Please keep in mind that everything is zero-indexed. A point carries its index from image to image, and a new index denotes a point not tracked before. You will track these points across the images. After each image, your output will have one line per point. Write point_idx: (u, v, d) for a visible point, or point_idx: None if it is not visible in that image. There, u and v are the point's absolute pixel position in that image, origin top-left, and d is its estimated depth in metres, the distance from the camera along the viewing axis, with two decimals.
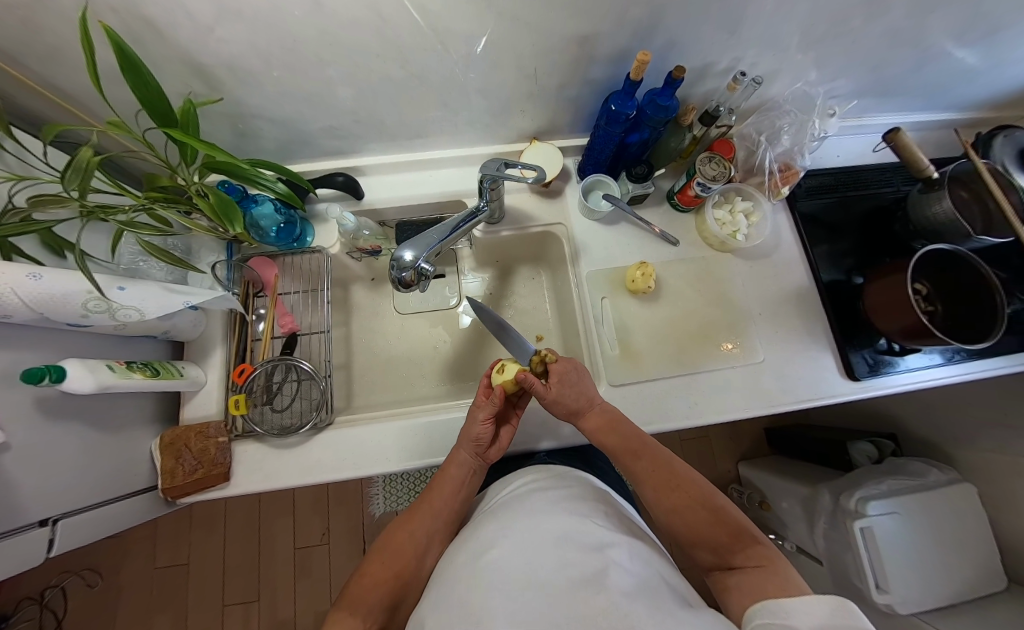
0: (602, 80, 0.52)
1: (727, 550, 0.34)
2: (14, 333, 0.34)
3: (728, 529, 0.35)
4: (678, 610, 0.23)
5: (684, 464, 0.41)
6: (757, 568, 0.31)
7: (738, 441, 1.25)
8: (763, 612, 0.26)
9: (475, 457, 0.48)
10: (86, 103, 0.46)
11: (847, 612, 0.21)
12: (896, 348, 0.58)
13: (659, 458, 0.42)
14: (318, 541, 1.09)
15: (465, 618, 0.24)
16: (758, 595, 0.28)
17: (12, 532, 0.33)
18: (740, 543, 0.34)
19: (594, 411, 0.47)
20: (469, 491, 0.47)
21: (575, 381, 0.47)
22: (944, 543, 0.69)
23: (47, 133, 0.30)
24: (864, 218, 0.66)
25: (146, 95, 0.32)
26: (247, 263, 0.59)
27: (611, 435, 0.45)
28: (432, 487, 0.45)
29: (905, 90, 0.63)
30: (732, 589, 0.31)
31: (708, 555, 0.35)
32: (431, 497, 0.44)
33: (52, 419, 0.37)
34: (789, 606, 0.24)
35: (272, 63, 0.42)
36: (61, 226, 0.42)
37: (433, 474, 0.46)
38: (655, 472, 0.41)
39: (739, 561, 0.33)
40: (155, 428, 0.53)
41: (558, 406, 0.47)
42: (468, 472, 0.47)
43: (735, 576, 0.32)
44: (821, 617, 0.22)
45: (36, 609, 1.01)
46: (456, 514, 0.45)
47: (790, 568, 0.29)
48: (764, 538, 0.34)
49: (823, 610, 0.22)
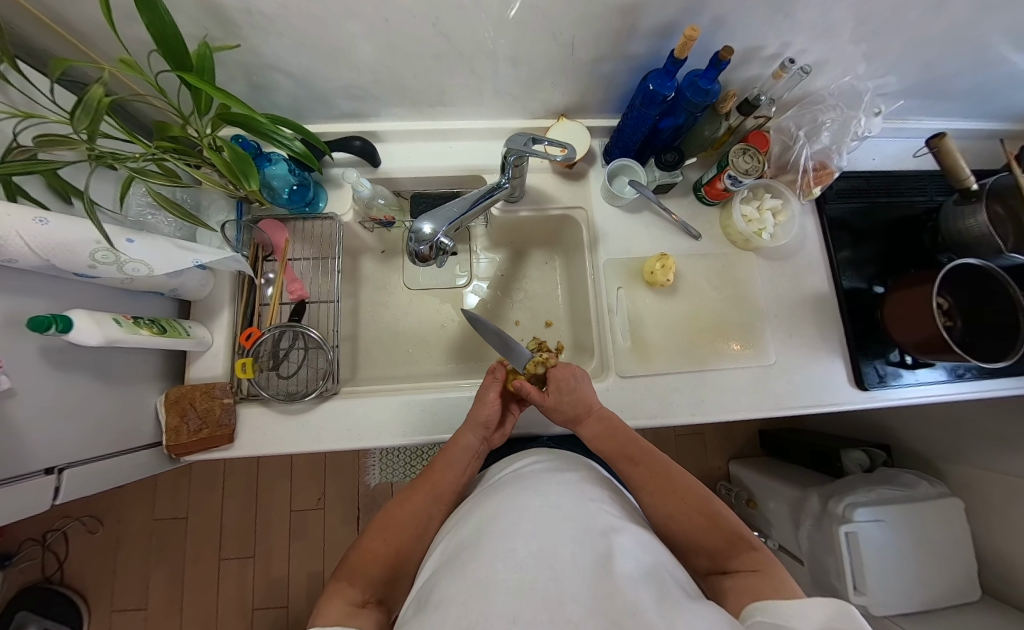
0: (641, 58, 0.49)
1: (723, 555, 0.34)
2: (21, 278, 0.33)
3: (726, 534, 0.35)
4: (684, 601, 0.22)
5: (681, 470, 0.42)
6: (753, 571, 0.30)
7: (732, 441, 1.27)
8: (761, 608, 0.25)
9: (480, 441, 0.50)
10: (93, 40, 0.43)
11: (847, 613, 0.21)
12: (907, 362, 0.58)
13: (657, 465, 0.42)
14: (313, 505, 1.12)
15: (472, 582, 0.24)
16: (753, 595, 0.28)
17: (19, 477, 0.33)
18: (737, 549, 0.33)
19: (594, 418, 0.48)
20: (469, 471, 0.48)
21: (572, 387, 0.49)
22: (925, 552, 0.71)
23: (55, 68, 0.28)
24: (893, 227, 0.64)
25: (161, 34, 0.29)
26: (257, 224, 0.57)
27: (610, 441, 0.46)
28: (433, 467, 0.46)
29: (956, 93, 0.59)
30: (727, 590, 0.30)
31: (704, 560, 0.35)
32: (432, 479, 0.44)
33: (58, 369, 0.37)
34: (789, 608, 0.23)
35: (294, 11, 0.39)
36: (69, 169, 0.40)
37: (433, 454, 0.47)
38: (651, 477, 0.41)
39: (735, 565, 0.32)
40: (160, 385, 0.53)
41: (555, 414, 0.49)
42: (471, 453, 0.48)
43: (730, 579, 0.31)
44: (820, 617, 0.21)
45: (39, 549, 1.05)
46: (455, 493, 0.45)
47: (786, 573, 0.29)
48: (763, 547, 0.34)
49: (826, 610, 0.21)
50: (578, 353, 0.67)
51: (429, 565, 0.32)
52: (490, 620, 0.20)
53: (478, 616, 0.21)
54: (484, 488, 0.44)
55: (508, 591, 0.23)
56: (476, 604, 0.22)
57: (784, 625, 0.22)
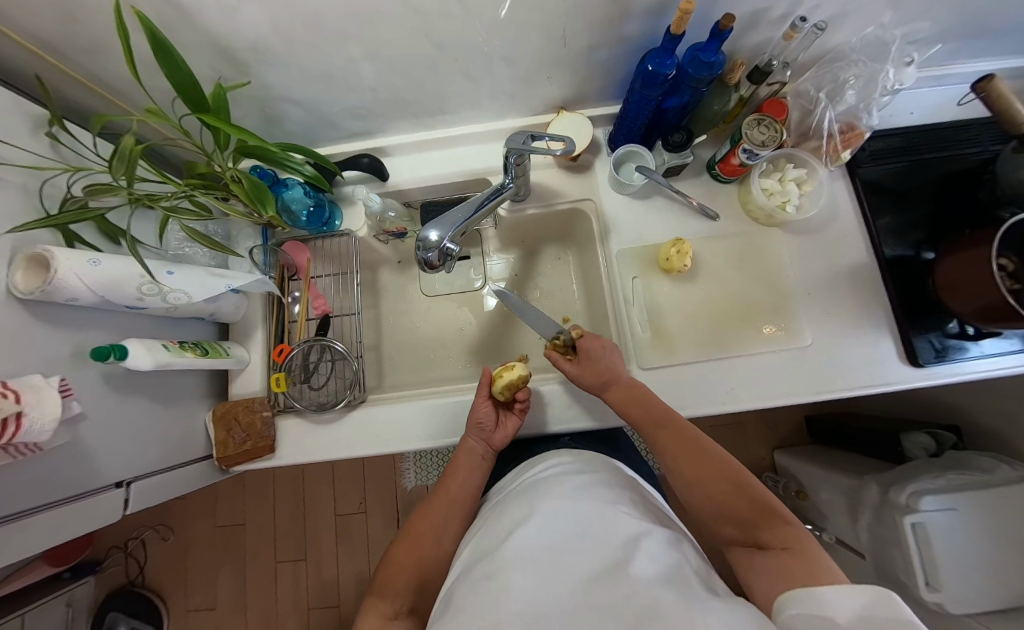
0: (637, 39, 0.48)
1: (755, 528, 0.32)
2: (82, 315, 0.37)
3: (756, 507, 0.33)
4: (707, 599, 0.21)
5: (709, 439, 0.40)
6: (784, 549, 0.28)
7: (774, 429, 1.20)
8: (792, 600, 0.24)
9: (482, 444, 0.50)
10: (126, 94, 0.48)
11: (887, 601, 0.18)
12: (970, 333, 0.52)
13: (683, 431, 0.41)
14: (355, 509, 1.17)
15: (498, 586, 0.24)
16: (785, 578, 0.26)
17: (90, 492, 0.37)
18: (768, 522, 0.32)
19: (620, 385, 0.46)
20: (482, 475, 0.48)
21: (596, 355, 0.47)
22: (1011, 544, 0.63)
23: (95, 123, 0.32)
24: (940, 185, 0.58)
25: (180, 81, 0.32)
26: (281, 248, 0.61)
27: (636, 406, 0.44)
28: (446, 476, 0.47)
29: (1005, 28, 0.53)
30: (756, 568, 0.29)
31: (731, 530, 0.34)
32: (444, 487, 0.46)
33: (118, 393, 0.41)
34: (826, 598, 0.21)
35: (295, 42, 0.41)
36: (114, 213, 0.45)
37: (444, 463, 0.48)
38: (679, 444, 0.40)
39: (766, 539, 0.30)
40: (208, 403, 0.57)
41: (585, 380, 0.47)
42: (476, 457, 0.49)
43: (760, 556, 0.30)
44: (855, 608, 0.19)
45: (121, 556, 1.17)
46: (471, 496, 0.46)
47: (823, 554, 0.27)
48: (797, 521, 0.31)
49: (862, 598, 0.20)
50: None
51: (459, 562, 0.33)
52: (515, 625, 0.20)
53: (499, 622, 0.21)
54: (497, 500, 0.44)
55: (526, 595, 0.23)
56: (498, 609, 0.22)
57: (821, 617, 0.21)
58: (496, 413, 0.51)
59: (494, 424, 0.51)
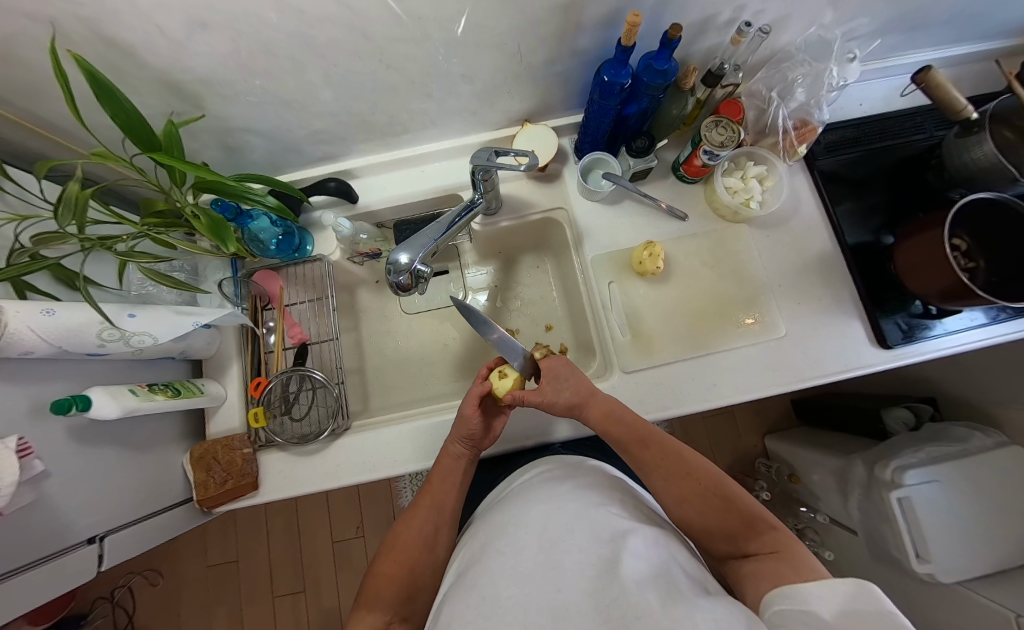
0: (592, 50, 0.49)
1: (743, 537, 0.32)
2: (40, 367, 0.36)
3: (743, 517, 0.34)
4: (697, 598, 0.21)
5: (693, 451, 0.41)
6: (771, 554, 0.29)
7: (763, 415, 1.22)
8: (781, 596, 0.24)
9: (466, 448, 0.48)
10: (74, 133, 0.46)
11: (866, 591, 0.19)
12: (933, 312, 0.54)
13: (666, 447, 0.41)
14: (353, 534, 1.14)
15: (482, 599, 0.24)
16: (773, 580, 0.26)
17: (61, 552, 0.36)
18: (755, 530, 0.32)
19: (597, 402, 0.46)
20: (466, 478, 0.48)
21: (566, 376, 0.47)
22: (992, 510, 0.65)
23: (40, 167, 0.31)
24: (893, 172, 0.60)
25: (126, 120, 0.31)
26: (251, 277, 0.59)
27: (616, 424, 0.44)
28: (431, 481, 0.46)
29: (936, 22, 0.56)
30: (746, 577, 0.29)
31: (722, 544, 0.34)
32: (430, 492, 0.45)
33: (84, 445, 0.39)
34: (811, 592, 0.22)
35: (248, 73, 0.40)
36: (69, 259, 0.43)
37: (428, 468, 0.47)
38: (663, 459, 0.40)
39: (754, 548, 0.31)
40: (185, 444, 0.55)
41: (555, 407, 0.47)
42: (463, 462, 0.48)
43: (749, 564, 0.30)
44: (840, 600, 0.20)
45: (108, 607, 1.11)
46: (457, 500, 0.46)
47: (808, 553, 0.28)
48: (782, 526, 0.32)
49: (846, 590, 0.20)
50: (583, 353, 0.66)
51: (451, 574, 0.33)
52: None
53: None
54: (487, 506, 0.44)
55: (512, 604, 0.22)
56: (482, 621, 0.22)
57: (808, 613, 0.21)
58: (485, 417, 0.49)
59: (484, 429, 0.49)
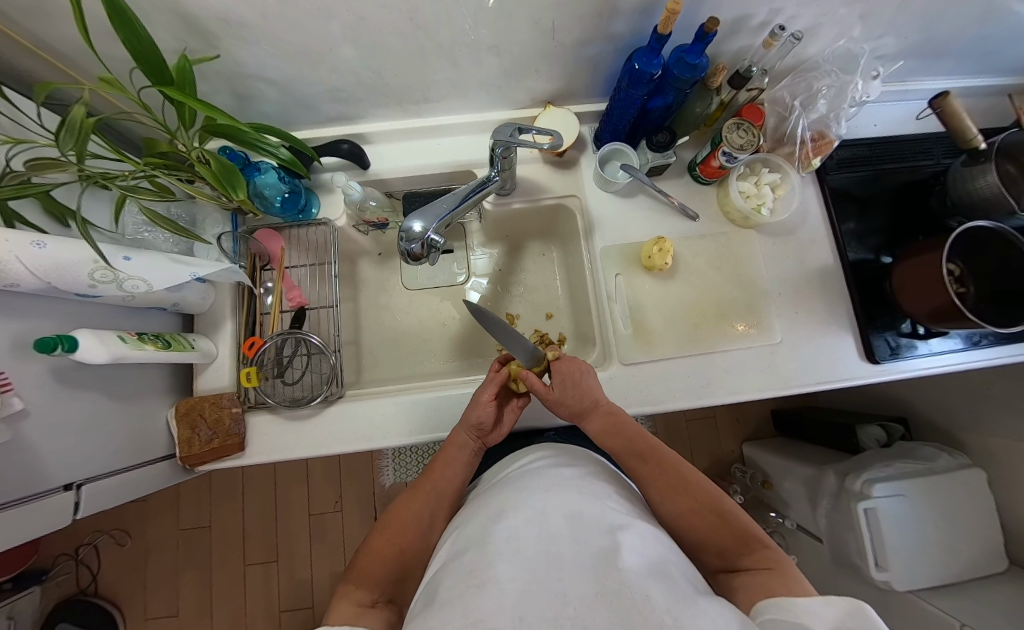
0: (625, 37, 0.48)
1: (735, 553, 0.33)
2: (26, 302, 0.34)
3: (736, 533, 0.34)
4: (693, 597, 0.22)
5: (690, 467, 0.42)
6: (764, 571, 0.30)
7: (744, 422, 1.26)
8: (772, 606, 0.25)
9: (475, 440, 0.50)
10: (78, 61, 0.44)
11: (861, 612, 0.19)
12: (920, 332, 0.56)
13: (664, 460, 0.42)
14: (331, 507, 1.14)
15: (477, 580, 0.24)
16: (765, 594, 0.27)
17: (38, 495, 0.35)
18: (748, 546, 0.33)
19: (599, 413, 0.49)
20: (467, 473, 0.48)
21: (574, 383, 0.48)
22: (949, 526, 0.69)
23: (39, 91, 0.28)
24: (899, 194, 0.62)
25: (137, 47, 0.29)
26: (253, 235, 0.57)
27: (615, 436, 0.46)
28: (432, 468, 0.47)
29: (959, 50, 0.57)
30: (738, 589, 0.30)
31: (715, 559, 0.35)
32: (431, 477, 0.46)
33: (68, 389, 0.37)
34: (803, 608, 0.23)
35: (269, 16, 0.38)
36: (60, 191, 0.41)
37: (432, 454, 0.48)
38: (660, 474, 0.41)
39: (746, 563, 0.32)
40: (169, 399, 0.54)
41: (560, 407, 0.49)
42: (467, 453, 0.49)
43: (741, 578, 0.31)
44: (833, 618, 0.20)
45: (72, 564, 1.09)
46: (456, 492, 0.46)
47: (799, 571, 0.29)
48: (774, 544, 0.33)
49: (840, 609, 0.21)
50: (582, 344, 0.67)
51: (435, 559, 0.32)
52: (498, 617, 0.20)
53: (487, 614, 0.20)
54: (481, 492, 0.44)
55: (509, 586, 0.23)
56: (478, 599, 0.22)
57: (796, 624, 0.22)
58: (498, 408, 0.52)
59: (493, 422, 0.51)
